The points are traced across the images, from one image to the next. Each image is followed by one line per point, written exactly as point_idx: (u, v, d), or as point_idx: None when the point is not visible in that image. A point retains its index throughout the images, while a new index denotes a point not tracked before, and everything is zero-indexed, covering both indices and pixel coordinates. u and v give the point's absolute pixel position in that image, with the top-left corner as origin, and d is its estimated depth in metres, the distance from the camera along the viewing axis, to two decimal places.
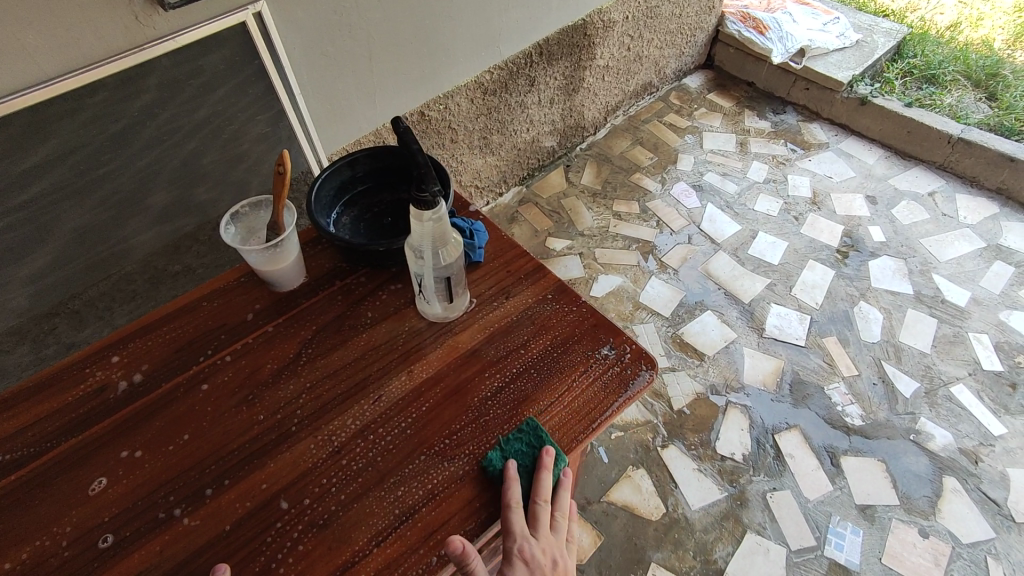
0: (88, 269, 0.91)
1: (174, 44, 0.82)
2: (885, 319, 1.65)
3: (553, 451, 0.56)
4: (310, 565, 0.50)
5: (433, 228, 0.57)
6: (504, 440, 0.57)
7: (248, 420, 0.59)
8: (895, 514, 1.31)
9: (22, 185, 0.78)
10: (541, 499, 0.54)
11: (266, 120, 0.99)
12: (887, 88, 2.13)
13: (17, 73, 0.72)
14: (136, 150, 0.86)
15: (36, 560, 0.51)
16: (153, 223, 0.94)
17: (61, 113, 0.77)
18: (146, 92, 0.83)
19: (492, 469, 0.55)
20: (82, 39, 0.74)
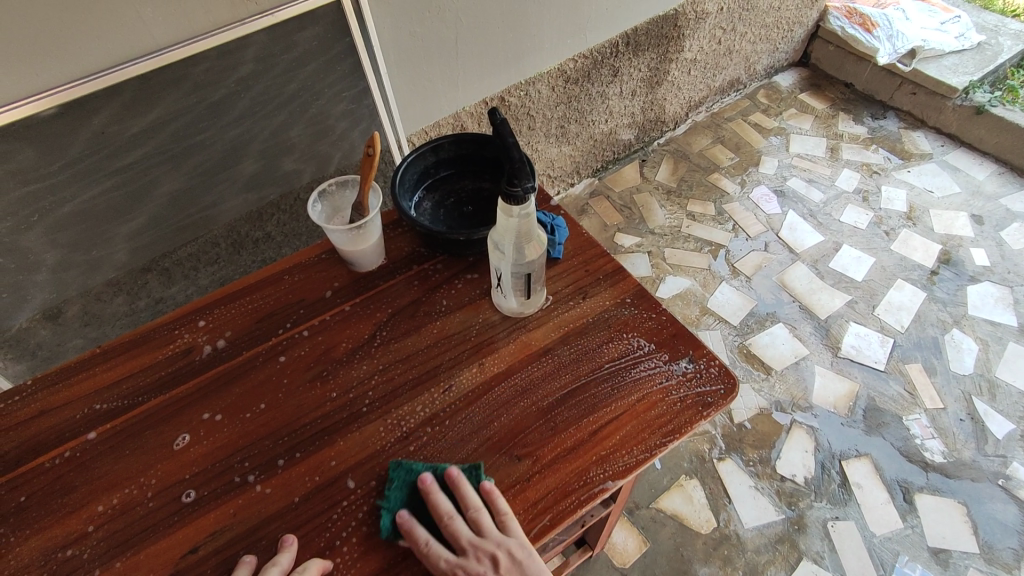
0: (180, 231, 0.96)
1: (273, 19, 0.83)
2: (980, 350, 1.52)
3: (430, 473, 0.53)
4: (371, 547, 0.51)
5: (521, 224, 0.56)
6: (383, 490, 0.54)
7: (321, 397, 0.60)
8: (974, 563, 1.21)
9: (128, 147, 0.83)
10: (448, 518, 0.51)
11: (350, 97, 1.00)
12: (1009, 97, 1.94)
13: (131, 43, 0.75)
14: (230, 120, 0.89)
15: (123, 507, 0.54)
16: (239, 191, 0.98)
17: (166, 81, 0.80)
18: (244, 65, 0.85)
19: (382, 530, 0.51)
20: (192, 11, 0.77)
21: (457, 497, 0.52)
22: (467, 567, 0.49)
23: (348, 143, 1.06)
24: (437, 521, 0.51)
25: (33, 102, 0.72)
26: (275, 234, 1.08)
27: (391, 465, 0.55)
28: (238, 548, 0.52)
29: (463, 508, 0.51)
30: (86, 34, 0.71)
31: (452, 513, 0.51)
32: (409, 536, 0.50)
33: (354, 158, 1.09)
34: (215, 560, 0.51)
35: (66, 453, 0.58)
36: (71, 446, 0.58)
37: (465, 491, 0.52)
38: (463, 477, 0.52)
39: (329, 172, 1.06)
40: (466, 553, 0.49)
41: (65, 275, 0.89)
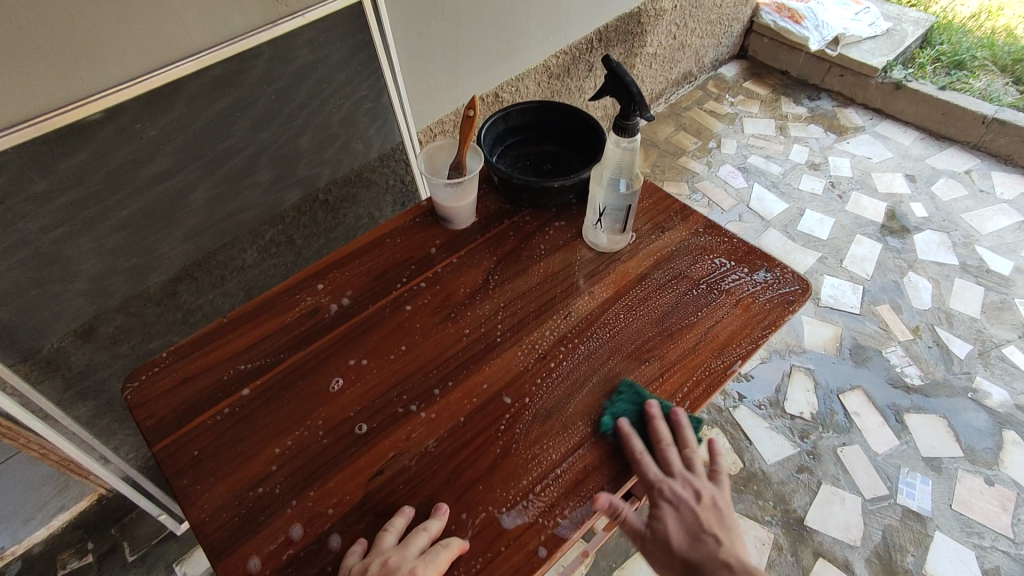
0: (211, 235, 0.97)
1: (303, 20, 0.89)
2: (934, 287, 1.73)
3: (657, 403, 0.59)
4: (543, 446, 0.58)
5: (630, 157, 0.64)
6: (610, 402, 0.60)
7: (455, 334, 0.66)
8: (961, 465, 1.39)
9: (172, 150, 0.85)
10: (664, 444, 0.57)
11: (369, 94, 1.07)
12: (920, 73, 2.24)
13: (173, 46, 0.78)
14: (263, 121, 0.94)
15: (298, 448, 0.58)
16: (271, 191, 1.02)
17: (207, 82, 0.84)
18: (273, 65, 0.90)
19: (605, 429, 0.58)
20: (231, 14, 0.82)
21: (677, 433, 0.58)
22: (671, 486, 0.56)
23: (367, 139, 1.12)
24: (654, 444, 0.58)
25: (83, 105, 0.73)
26: (297, 238, 1.12)
27: (621, 382, 0.61)
28: (422, 466, 0.57)
29: (681, 442, 0.58)
30: (134, 37, 0.74)
31: (668, 441, 0.58)
32: (625, 442, 0.57)
33: (373, 154, 1.15)
34: (402, 478, 0.56)
35: (225, 410, 0.61)
36: (228, 403, 0.61)
37: (688, 430, 0.58)
38: (687, 418, 0.58)
39: (343, 172, 1.12)
40: (675, 476, 0.56)
41: (108, 287, 0.88)
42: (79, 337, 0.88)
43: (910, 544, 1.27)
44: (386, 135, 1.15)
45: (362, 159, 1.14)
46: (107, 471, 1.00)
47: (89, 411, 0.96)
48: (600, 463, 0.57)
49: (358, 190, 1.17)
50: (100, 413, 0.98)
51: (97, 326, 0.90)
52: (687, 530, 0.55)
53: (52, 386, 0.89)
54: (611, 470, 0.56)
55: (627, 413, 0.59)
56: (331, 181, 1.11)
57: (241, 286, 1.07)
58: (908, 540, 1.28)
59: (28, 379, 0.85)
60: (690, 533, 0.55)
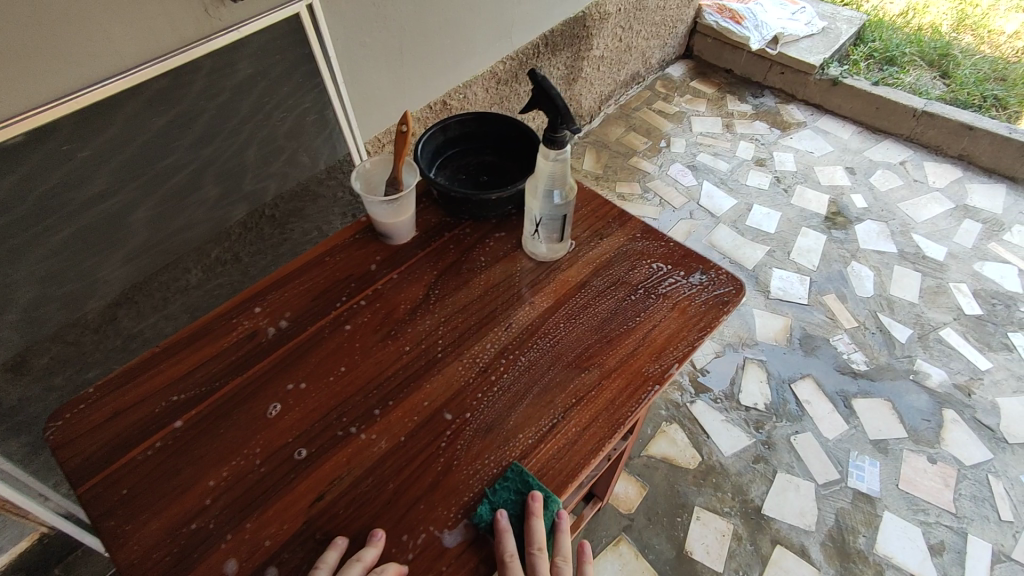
0: (150, 257, 0.95)
1: (238, 35, 0.87)
2: (875, 275, 1.80)
3: (541, 495, 0.55)
4: (483, 461, 0.58)
5: (561, 167, 0.65)
6: (492, 490, 0.55)
7: (396, 352, 0.66)
8: (906, 445, 1.45)
9: (104, 172, 0.82)
10: (535, 547, 0.52)
11: (312, 107, 1.05)
12: (855, 70, 2.34)
13: (100, 63, 0.77)
14: (199, 140, 0.91)
15: (236, 477, 0.57)
16: (213, 209, 0.99)
17: (141, 100, 0.82)
18: (207, 82, 0.88)
19: (479, 522, 0.53)
20: (161, 30, 0.80)
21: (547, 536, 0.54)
22: None
23: (313, 152, 1.11)
24: (525, 546, 0.53)
25: (6, 126, 0.70)
26: (243, 256, 1.07)
27: (508, 467, 0.57)
28: (363, 488, 0.56)
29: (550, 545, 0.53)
30: (59, 54, 0.72)
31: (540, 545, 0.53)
32: (498, 541, 0.52)
33: (318, 167, 1.13)
34: (344, 501, 0.55)
35: (157, 443, 0.59)
36: (161, 436, 0.59)
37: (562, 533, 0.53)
38: (569, 521, 0.54)
39: (289, 187, 1.10)
40: None
41: (43, 315, 0.85)
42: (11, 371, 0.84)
43: (862, 525, 1.32)
44: (331, 149, 1.13)
45: (309, 173, 1.12)
46: (42, 505, 0.93)
47: (22, 447, 0.91)
48: (468, 567, 0.52)
49: (305, 204, 1.15)
50: (35, 449, 0.93)
51: (31, 358, 0.86)
52: None
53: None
54: (477, 573, 0.52)
55: (508, 505, 0.54)
56: (277, 196, 1.09)
57: (184, 308, 1.02)
58: (859, 522, 1.32)
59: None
60: None
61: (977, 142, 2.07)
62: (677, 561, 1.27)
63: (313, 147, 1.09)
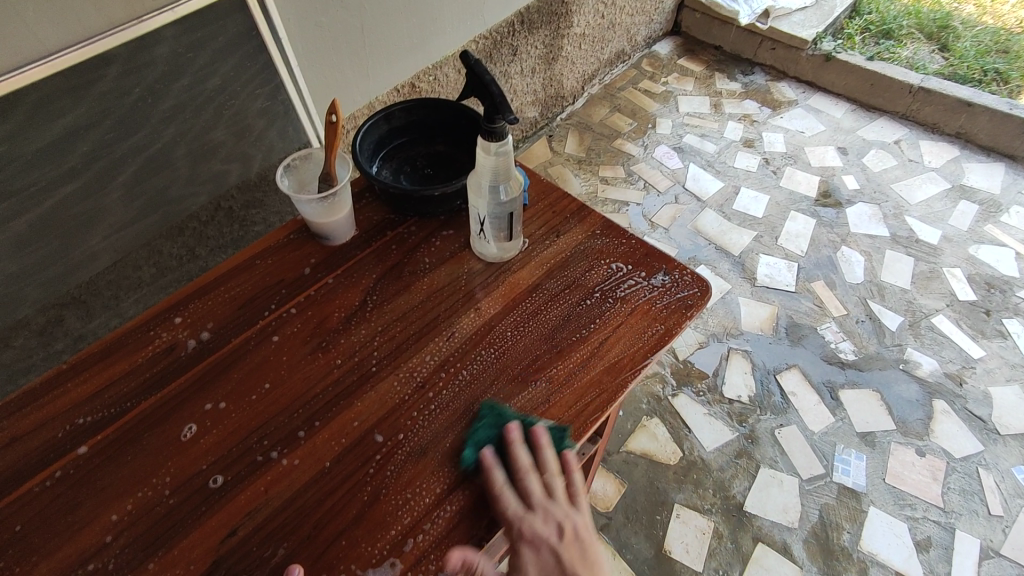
0: (90, 259, 0.89)
1: (174, 15, 0.80)
2: (866, 260, 1.74)
3: (518, 425, 0.54)
4: (416, 489, 0.52)
5: (504, 161, 0.58)
6: (472, 428, 0.55)
7: (326, 366, 0.60)
8: (893, 438, 1.41)
9: (28, 170, 0.76)
10: (523, 472, 0.52)
11: (264, 92, 0.97)
12: (849, 44, 2.25)
13: (16, 49, 0.70)
14: (142, 131, 0.85)
15: (141, 511, 0.51)
16: (159, 206, 0.93)
17: (68, 90, 0.75)
18: (147, 68, 0.81)
19: (465, 464, 0.53)
20: (86, 11, 0.73)
21: (537, 458, 0.53)
22: (530, 522, 0.50)
23: (268, 142, 1.03)
24: (513, 474, 0.52)
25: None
26: (199, 251, 1.03)
27: (486, 403, 0.56)
28: (282, 521, 0.51)
29: (542, 469, 0.52)
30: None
31: (530, 468, 0.52)
32: (486, 476, 0.52)
33: (275, 158, 1.06)
34: (260, 537, 0.50)
35: (57, 472, 0.53)
36: (61, 464, 0.53)
37: (547, 452, 0.53)
38: (550, 445, 0.53)
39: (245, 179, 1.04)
40: (533, 509, 0.51)
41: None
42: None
43: (846, 521, 1.28)
44: (294, 136, 1.06)
45: (267, 163, 1.06)
46: None
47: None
48: (465, 498, 0.52)
49: (266, 194, 1.08)
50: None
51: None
52: None
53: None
54: (471, 504, 0.51)
55: (491, 439, 0.54)
56: (236, 186, 1.02)
57: (136, 307, 0.98)
58: (843, 518, 1.29)
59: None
60: None
61: (975, 120, 2.00)
62: (656, 561, 1.23)
63: (270, 136, 1.02)
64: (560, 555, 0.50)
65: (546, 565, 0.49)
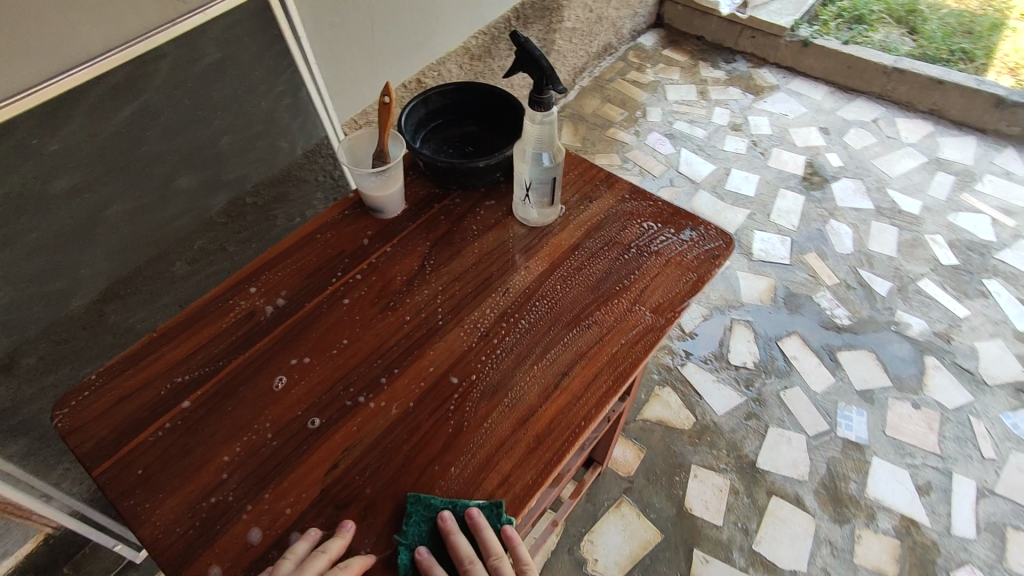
0: (133, 250, 0.94)
1: (204, 17, 0.86)
2: (854, 232, 1.84)
3: (451, 513, 0.53)
4: (493, 422, 0.58)
5: (549, 130, 0.65)
6: (402, 529, 0.52)
7: (396, 322, 0.66)
8: (891, 393, 1.50)
9: (72, 168, 0.82)
10: (468, 561, 0.51)
11: (282, 89, 1.04)
12: (824, 30, 2.36)
13: (65, 53, 0.76)
14: (174, 129, 0.91)
15: (248, 453, 0.57)
16: (191, 200, 0.99)
17: (109, 91, 0.81)
18: (179, 69, 0.87)
19: (402, 572, 0.50)
20: (126, 16, 0.79)
21: (478, 541, 0.52)
22: None
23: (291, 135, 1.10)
24: (456, 565, 0.51)
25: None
26: (228, 245, 1.09)
27: (408, 498, 0.53)
28: (378, 453, 0.57)
29: (483, 553, 0.52)
30: (22, 46, 0.71)
31: (472, 556, 0.52)
32: None
33: (294, 153, 1.13)
34: (359, 467, 0.56)
35: (168, 423, 0.59)
36: (170, 417, 0.59)
37: (487, 535, 0.52)
38: (489, 524, 0.52)
39: (270, 175, 1.11)
40: None
41: (33, 314, 0.86)
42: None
43: (852, 472, 1.37)
44: (312, 129, 1.13)
45: (287, 159, 1.12)
46: (51, 507, 0.98)
47: (14, 452, 0.93)
48: None
49: (288, 190, 1.16)
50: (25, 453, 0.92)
51: (18, 361, 0.87)
52: None
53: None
54: None
55: (423, 535, 0.52)
56: (259, 184, 1.10)
57: (178, 300, 1.04)
58: (850, 469, 1.37)
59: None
60: None
61: (946, 96, 2.11)
62: (678, 517, 1.31)
63: (291, 130, 1.09)
64: None
65: None
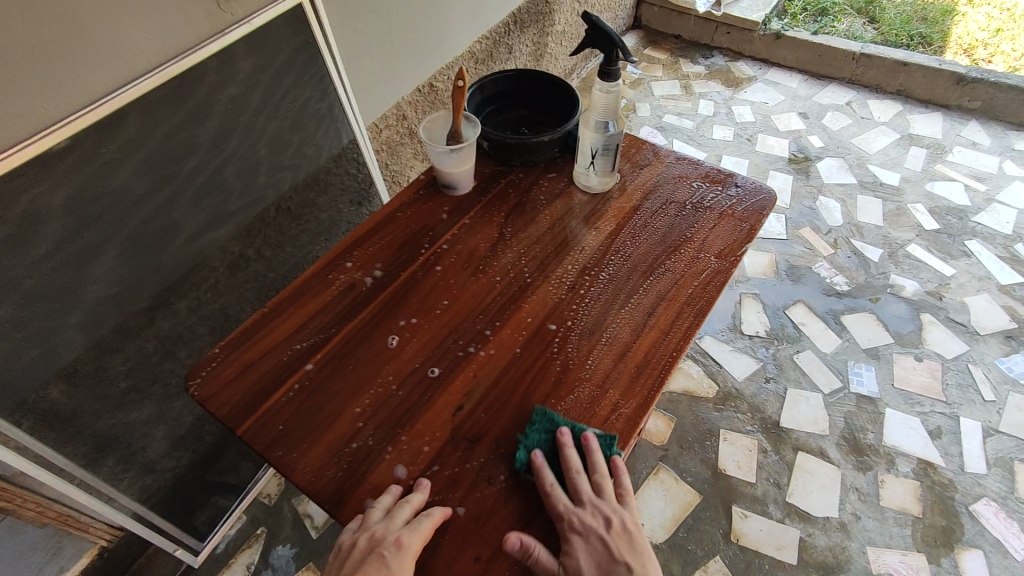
0: (185, 250, 0.97)
1: (249, 27, 0.92)
2: (842, 206, 1.96)
3: (570, 430, 0.59)
4: (594, 359, 0.65)
5: (614, 100, 0.72)
6: (524, 434, 0.59)
7: (488, 283, 0.72)
8: (894, 349, 1.60)
9: (138, 170, 0.85)
10: (576, 473, 0.56)
11: (317, 95, 1.10)
12: (793, 23, 2.51)
13: (129, 64, 0.80)
14: (222, 134, 0.95)
15: (378, 403, 0.62)
16: (235, 203, 1.03)
17: (167, 99, 0.85)
18: (225, 77, 0.92)
19: (519, 465, 0.57)
20: (180, 28, 0.84)
21: (588, 461, 0.58)
22: (580, 515, 0.54)
23: (320, 139, 1.16)
24: (565, 472, 0.57)
25: (46, 134, 0.72)
26: (263, 250, 1.13)
27: (535, 410, 0.60)
28: (496, 394, 0.62)
29: (591, 470, 0.57)
30: (94, 56, 0.76)
31: (580, 470, 0.57)
32: (538, 476, 0.56)
33: (323, 157, 1.18)
34: (482, 407, 0.61)
35: (296, 385, 0.63)
36: (297, 379, 0.64)
37: (598, 456, 0.57)
38: (598, 444, 0.58)
39: (301, 179, 1.16)
40: (585, 505, 0.55)
41: (96, 317, 0.86)
42: (64, 381, 0.84)
43: (869, 423, 1.46)
44: (335, 134, 1.18)
45: (314, 165, 1.17)
46: (114, 510, 0.95)
47: (78, 458, 0.90)
48: (517, 502, 0.56)
49: (317, 194, 1.21)
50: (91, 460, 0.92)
51: (80, 367, 0.86)
52: (599, 563, 0.53)
53: (43, 438, 0.84)
54: (528, 505, 0.56)
55: (541, 444, 0.58)
56: (292, 188, 1.14)
57: (224, 302, 1.07)
58: (866, 421, 1.46)
59: (26, 433, 0.81)
60: (603, 566, 0.53)
61: (911, 77, 2.27)
62: (714, 479, 1.38)
63: (320, 136, 1.14)
64: (609, 543, 0.54)
65: (596, 551, 0.53)
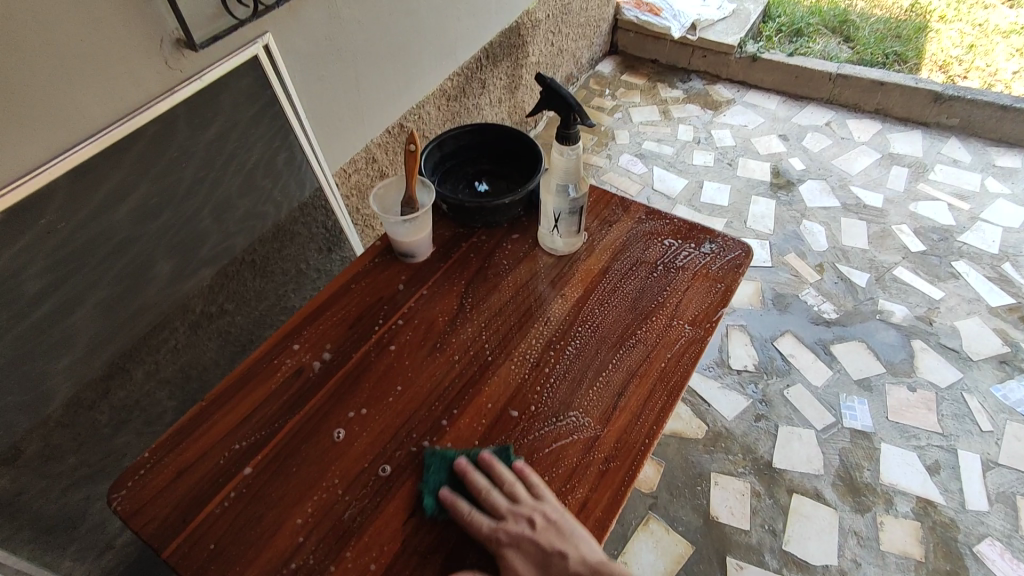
0: (139, 319, 0.89)
1: (202, 84, 0.85)
2: (826, 229, 1.93)
3: (464, 456, 0.58)
4: (560, 451, 0.59)
5: (575, 164, 0.68)
6: (423, 477, 0.57)
7: (445, 362, 0.67)
8: (886, 379, 1.56)
9: (80, 240, 0.78)
10: (504, 483, 0.55)
11: (283, 148, 1.04)
12: (769, 45, 2.51)
13: (65, 130, 0.73)
14: (178, 195, 0.89)
15: (322, 511, 0.56)
16: (193, 265, 0.96)
17: (108, 161, 0.78)
18: (177, 136, 0.85)
19: (428, 510, 0.55)
20: (124, 89, 0.77)
21: (493, 474, 0.56)
22: (505, 528, 0.53)
23: (281, 191, 1.07)
24: (477, 496, 0.55)
25: None
26: (226, 306, 1.04)
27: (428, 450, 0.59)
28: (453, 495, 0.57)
29: (497, 483, 0.56)
30: (21, 130, 0.68)
31: (489, 487, 0.56)
32: (452, 511, 0.55)
33: (286, 211, 1.10)
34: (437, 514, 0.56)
35: (231, 494, 0.57)
36: (233, 486, 0.58)
37: (498, 468, 0.56)
38: (492, 455, 0.57)
39: (263, 232, 1.07)
40: (505, 515, 0.54)
41: (35, 401, 0.78)
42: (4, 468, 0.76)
43: (865, 460, 1.41)
44: (298, 185, 1.09)
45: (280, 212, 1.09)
46: None
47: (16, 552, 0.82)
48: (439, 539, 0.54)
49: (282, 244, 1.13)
50: (40, 551, 0.82)
51: (16, 458, 0.78)
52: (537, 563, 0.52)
53: None
54: (448, 540, 0.54)
55: (444, 481, 0.57)
56: (254, 241, 1.06)
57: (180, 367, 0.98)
58: (862, 458, 1.41)
59: None
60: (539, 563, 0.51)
61: (889, 96, 2.26)
62: (707, 527, 1.32)
63: (285, 188, 1.07)
64: (539, 541, 0.52)
65: (531, 554, 0.52)
